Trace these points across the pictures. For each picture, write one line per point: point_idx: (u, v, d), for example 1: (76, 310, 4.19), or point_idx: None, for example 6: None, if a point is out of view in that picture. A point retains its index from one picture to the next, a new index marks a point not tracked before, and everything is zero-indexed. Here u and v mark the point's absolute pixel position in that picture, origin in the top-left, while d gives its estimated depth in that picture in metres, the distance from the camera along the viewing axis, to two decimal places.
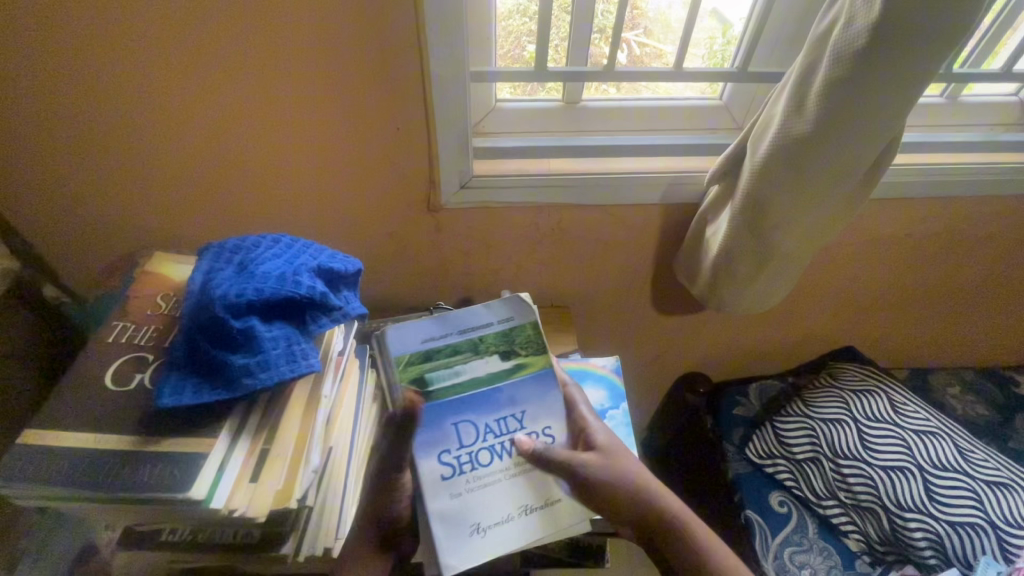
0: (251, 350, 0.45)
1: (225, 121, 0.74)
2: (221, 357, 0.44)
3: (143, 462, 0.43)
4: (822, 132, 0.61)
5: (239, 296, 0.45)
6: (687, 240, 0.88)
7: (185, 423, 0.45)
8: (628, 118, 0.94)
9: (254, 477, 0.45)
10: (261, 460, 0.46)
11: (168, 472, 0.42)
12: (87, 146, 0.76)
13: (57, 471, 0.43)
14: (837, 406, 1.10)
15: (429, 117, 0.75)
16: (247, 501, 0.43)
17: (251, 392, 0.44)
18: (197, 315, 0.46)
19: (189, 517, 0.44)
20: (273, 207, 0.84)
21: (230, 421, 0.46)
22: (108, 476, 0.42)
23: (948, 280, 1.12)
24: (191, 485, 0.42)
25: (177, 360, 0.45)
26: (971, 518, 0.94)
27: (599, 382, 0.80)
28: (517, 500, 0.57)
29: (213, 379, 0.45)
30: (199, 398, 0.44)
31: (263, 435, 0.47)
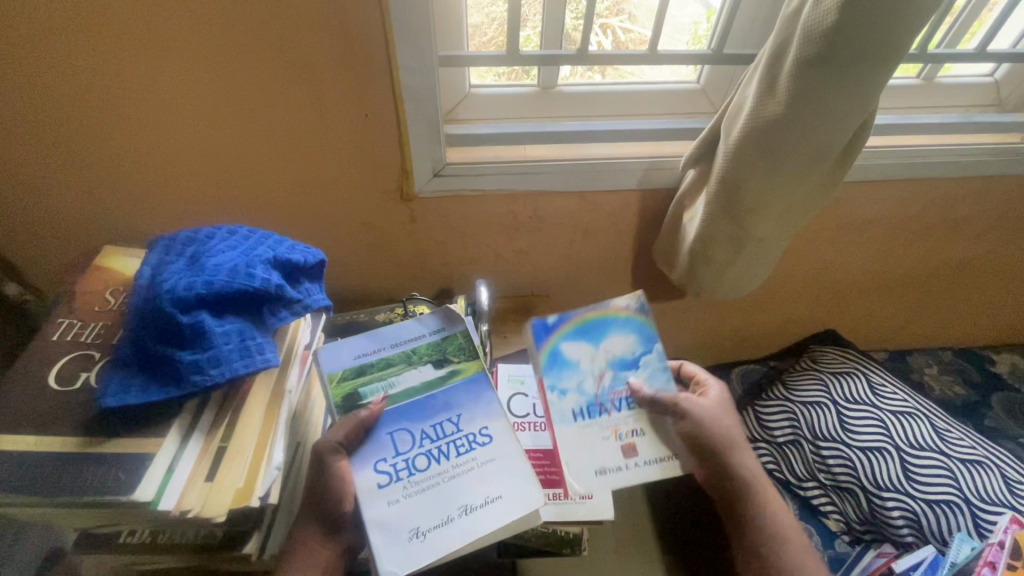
0: (201, 346, 0.43)
1: (184, 110, 0.72)
2: (169, 354, 0.42)
3: (88, 465, 0.42)
4: (793, 114, 0.60)
5: (187, 290, 0.43)
6: (666, 226, 0.88)
7: (134, 422, 0.44)
8: (607, 103, 0.93)
9: (210, 476, 0.44)
10: (217, 459, 0.45)
11: (114, 475, 0.41)
12: (38, 138, 0.73)
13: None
14: (817, 388, 1.11)
15: (397, 103, 0.73)
16: (202, 502, 0.42)
17: (202, 389, 0.43)
18: (145, 310, 0.44)
19: (143, 519, 0.43)
20: (240, 198, 0.81)
21: (181, 418, 0.45)
22: (53, 480, 0.41)
23: (926, 262, 1.13)
24: (137, 487, 0.41)
25: (123, 358, 0.43)
26: (947, 495, 0.95)
27: (626, 326, 0.69)
28: (459, 499, 0.52)
29: (161, 377, 0.43)
30: (146, 397, 0.42)
31: (219, 433, 0.46)
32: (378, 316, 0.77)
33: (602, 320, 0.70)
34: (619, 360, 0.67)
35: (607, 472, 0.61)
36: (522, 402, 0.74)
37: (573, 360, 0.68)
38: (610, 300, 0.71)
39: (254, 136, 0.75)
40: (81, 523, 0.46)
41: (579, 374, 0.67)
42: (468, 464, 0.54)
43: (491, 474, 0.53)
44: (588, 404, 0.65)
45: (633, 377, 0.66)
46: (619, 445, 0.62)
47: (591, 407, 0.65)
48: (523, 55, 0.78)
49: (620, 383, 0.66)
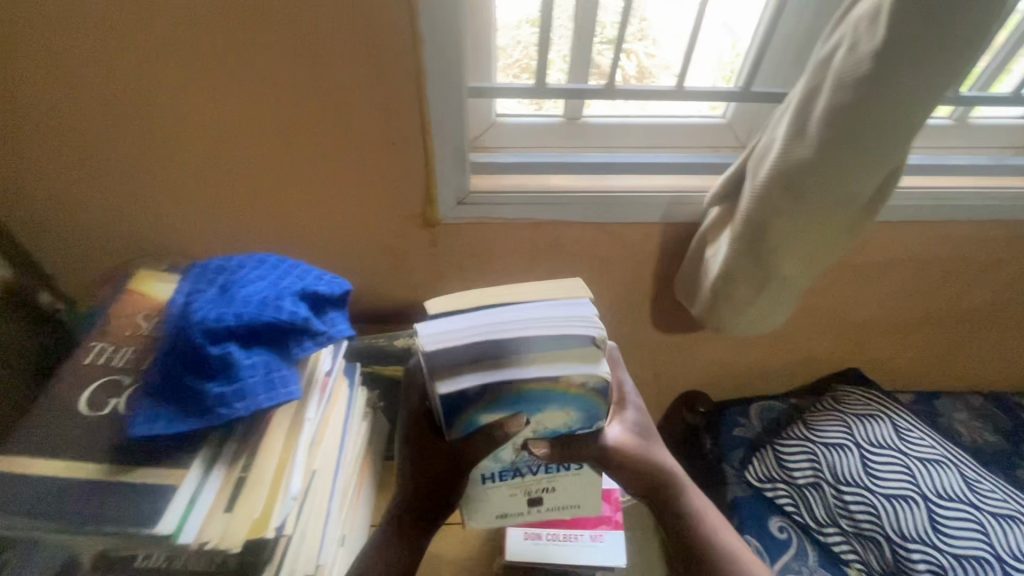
0: (228, 378, 0.43)
1: (223, 134, 0.74)
2: (195, 386, 0.42)
3: (114, 492, 0.42)
4: (822, 158, 0.60)
5: (217, 321, 0.44)
6: (688, 260, 0.87)
7: (162, 450, 0.44)
8: (631, 134, 0.93)
9: (230, 507, 0.44)
10: (238, 487, 0.45)
11: (138, 503, 0.42)
12: (83, 157, 0.76)
13: (25, 502, 0.42)
14: (839, 430, 1.08)
15: (426, 133, 0.74)
16: (220, 533, 0.42)
17: (227, 421, 0.43)
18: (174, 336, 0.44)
19: (164, 547, 0.44)
20: (270, 221, 0.83)
21: (202, 453, 0.45)
22: (82, 505, 0.42)
23: (955, 304, 1.11)
24: (160, 517, 0.41)
25: (150, 386, 0.43)
26: (977, 551, 0.91)
27: (572, 402, 0.54)
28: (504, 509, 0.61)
29: (188, 408, 0.43)
30: (173, 427, 0.42)
31: (241, 462, 0.46)
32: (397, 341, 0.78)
33: (548, 391, 0.52)
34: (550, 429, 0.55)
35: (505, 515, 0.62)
36: None
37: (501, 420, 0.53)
38: (567, 374, 0.52)
39: (287, 161, 0.77)
40: (103, 545, 0.45)
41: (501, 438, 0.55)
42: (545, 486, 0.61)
43: (559, 492, 0.62)
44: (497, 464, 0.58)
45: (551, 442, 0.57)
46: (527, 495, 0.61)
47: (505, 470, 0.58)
48: (550, 87, 0.79)
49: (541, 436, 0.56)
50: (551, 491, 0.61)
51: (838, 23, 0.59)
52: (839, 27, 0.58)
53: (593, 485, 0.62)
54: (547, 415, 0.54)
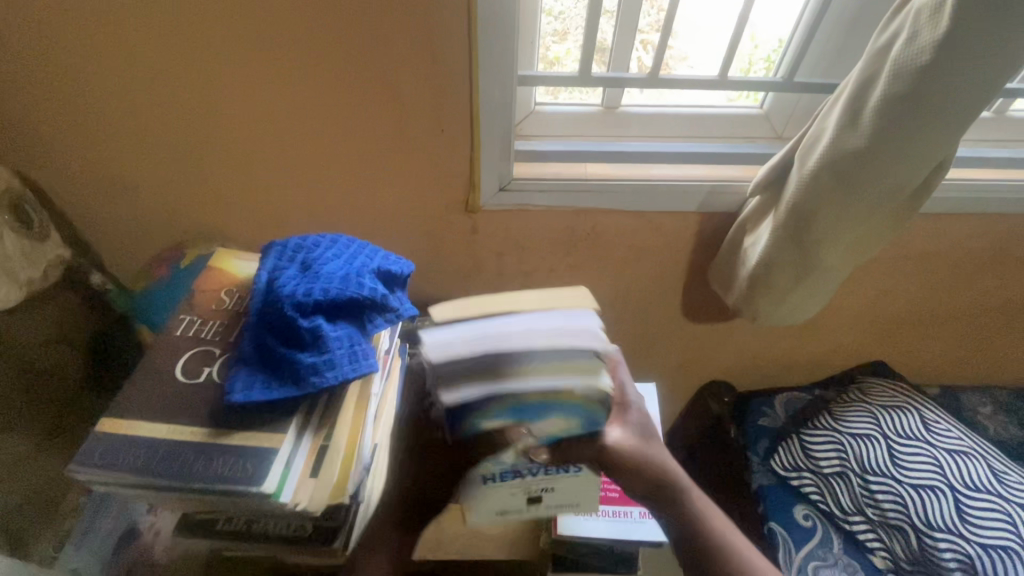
0: (319, 349, 0.45)
1: (274, 118, 0.76)
2: (289, 355, 0.44)
3: (215, 454, 0.44)
4: (873, 149, 0.60)
5: (307, 295, 0.45)
6: (724, 249, 0.88)
7: (252, 419, 0.46)
8: (668, 124, 0.94)
9: (315, 473, 0.46)
10: (322, 454, 0.47)
11: (240, 465, 0.43)
12: (137, 140, 0.77)
13: (128, 459, 0.44)
14: (866, 421, 1.09)
15: (473, 119, 0.75)
16: (309, 496, 0.44)
17: (318, 390, 0.44)
18: (266, 310, 0.46)
19: (253, 508, 0.45)
20: (315, 204, 0.85)
21: (297, 416, 0.47)
22: (184, 466, 0.43)
23: (987, 297, 1.10)
24: (264, 477, 0.43)
25: (246, 357, 0.45)
26: (1004, 540, 0.92)
27: (574, 411, 0.52)
28: (501, 508, 0.60)
29: (281, 377, 0.45)
30: (270, 395, 0.44)
31: (326, 430, 0.48)
32: None
33: (547, 402, 0.50)
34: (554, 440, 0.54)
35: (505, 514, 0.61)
36: None
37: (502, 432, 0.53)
38: (564, 383, 0.51)
39: (335, 146, 0.79)
40: (187, 506, 0.48)
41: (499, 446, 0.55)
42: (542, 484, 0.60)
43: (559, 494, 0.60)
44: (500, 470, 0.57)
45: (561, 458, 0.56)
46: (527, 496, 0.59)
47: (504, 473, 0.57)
48: (594, 76, 0.80)
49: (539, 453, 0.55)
50: (550, 491, 0.60)
51: (896, 12, 0.59)
52: (898, 16, 0.58)
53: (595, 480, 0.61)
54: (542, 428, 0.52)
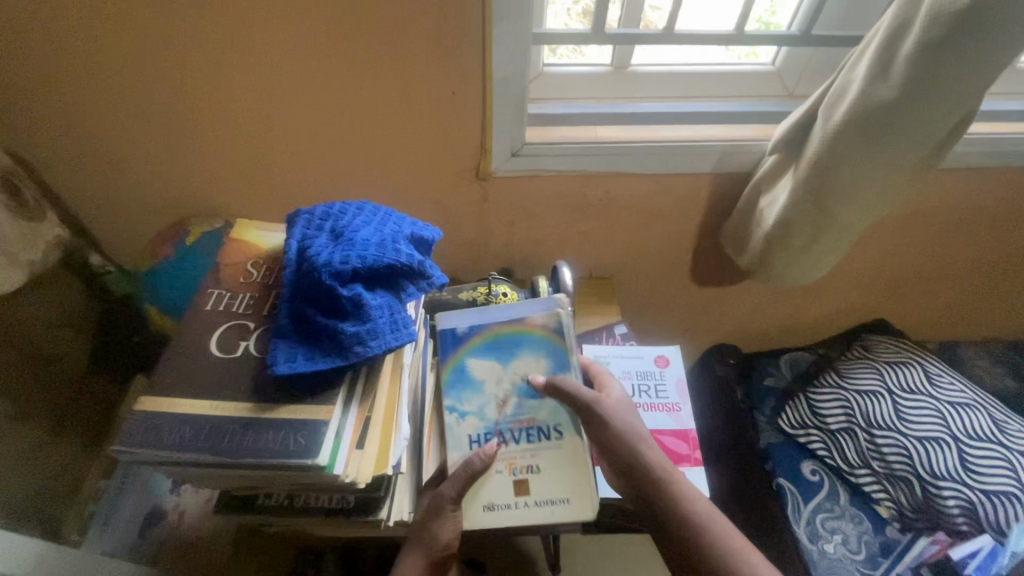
0: (360, 318, 0.44)
1: (276, 84, 0.72)
2: (331, 325, 0.43)
3: (260, 429, 0.43)
4: (904, 98, 0.60)
5: (344, 262, 0.44)
6: (738, 210, 0.87)
7: (293, 391, 0.45)
8: (679, 85, 0.91)
9: (360, 443, 0.46)
10: (368, 426, 0.46)
11: (290, 439, 0.42)
12: (129, 111, 0.73)
13: (168, 437, 0.42)
14: (871, 377, 1.11)
15: (485, 81, 0.72)
16: (357, 468, 0.44)
17: (362, 360, 0.43)
18: (301, 279, 0.45)
19: (301, 481, 0.44)
20: (320, 175, 0.82)
21: (343, 388, 0.45)
22: (230, 441, 0.42)
23: (991, 253, 1.11)
24: (318, 450, 0.41)
25: (284, 329, 0.44)
26: (1006, 486, 0.95)
27: (537, 348, 0.61)
28: (489, 496, 0.57)
29: (323, 347, 0.44)
30: (314, 365, 0.42)
31: (370, 401, 0.47)
32: (461, 294, 0.74)
33: (519, 337, 0.61)
34: (527, 386, 0.60)
35: (495, 508, 0.57)
36: None
37: (479, 378, 0.61)
38: (528, 315, 0.61)
39: (340, 113, 0.75)
40: (230, 483, 0.47)
41: (482, 397, 0.60)
42: (529, 463, 0.58)
43: (547, 478, 0.58)
44: (486, 430, 0.59)
45: (538, 412, 0.60)
46: (512, 478, 0.57)
47: (490, 440, 0.59)
48: (606, 34, 0.77)
49: (524, 411, 0.60)
50: (536, 472, 0.58)
51: None
52: None
53: (583, 469, 0.58)
54: (520, 373, 0.60)
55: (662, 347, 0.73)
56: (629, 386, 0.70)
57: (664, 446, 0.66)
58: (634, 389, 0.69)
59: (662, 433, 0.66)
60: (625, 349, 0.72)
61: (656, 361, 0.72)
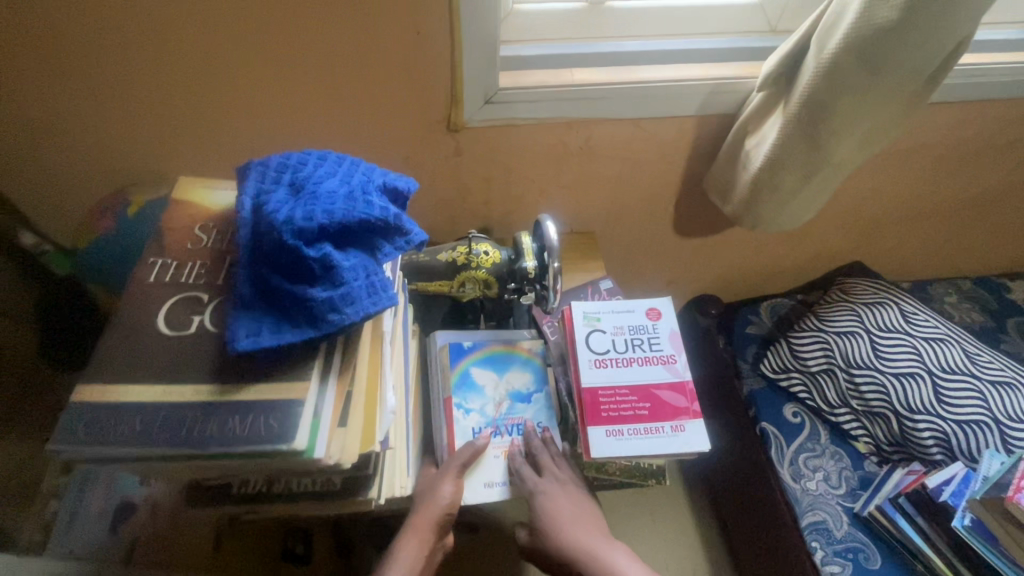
0: (332, 282, 0.39)
1: (212, 28, 0.63)
2: (299, 292, 0.38)
3: (228, 414, 0.38)
4: (908, 19, 0.56)
5: (308, 220, 0.38)
6: (723, 154, 0.83)
7: (263, 367, 0.40)
8: (658, 21, 0.84)
9: (343, 421, 0.41)
10: (349, 402, 0.42)
11: (263, 423, 0.38)
12: (40, 65, 0.63)
13: (121, 430, 0.37)
14: (850, 318, 1.12)
15: (453, 19, 0.65)
16: (341, 449, 0.40)
17: (338, 330, 0.39)
18: (259, 241, 0.40)
19: (279, 466, 0.40)
20: (275, 133, 0.74)
21: (318, 360, 0.41)
22: (193, 431, 0.37)
23: (966, 190, 1.11)
24: (294, 432, 0.37)
25: (245, 299, 0.39)
26: (977, 415, 0.99)
27: (526, 365, 0.71)
28: (491, 473, 0.64)
29: (292, 318, 0.39)
30: (282, 339, 0.38)
31: (349, 373, 0.43)
32: (440, 256, 0.68)
33: (510, 351, 0.71)
34: (517, 392, 0.69)
35: (494, 485, 0.64)
36: (600, 338, 0.67)
37: (480, 384, 0.68)
38: (517, 339, 0.73)
39: (289, 60, 0.67)
40: (201, 474, 0.43)
41: (482, 398, 0.68)
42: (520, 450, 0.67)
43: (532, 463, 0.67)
44: (486, 425, 0.67)
45: (525, 412, 0.69)
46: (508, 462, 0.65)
47: (488, 432, 0.66)
48: None
49: (516, 413, 0.69)
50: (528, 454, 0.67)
51: None
52: None
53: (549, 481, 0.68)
54: (513, 382, 0.70)
55: (654, 300, 0.71)
56: (622, 342, 0.67)
57: (661, 400, 0.64)
58: (627, 344, 0.67)
59: (658, 387, 0.64)
60: (616, 304, 0.70)
61: (648, 314, 0.69)
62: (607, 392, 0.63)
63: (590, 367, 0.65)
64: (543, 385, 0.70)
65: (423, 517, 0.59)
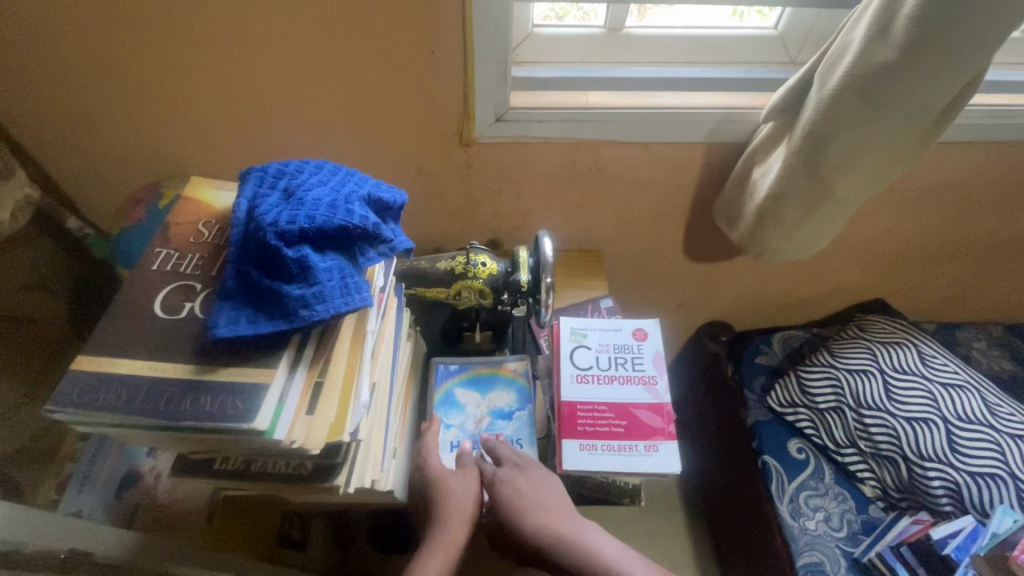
0: (306, 281, 0.42)
1: (244, 42, 0.68)
2: (276, 288, 0.42)
3: (201, 393, 0.42)
4: (906, 59, 0.56)
5: (291, 223, 0.42)
6: (731, 182, 0.84)
7: (241, 354, 0.44)
8: (674, 50, 0.86)
9: (310, 410, 0.45)
10: (316, 391, 0.46)
11: (229, 403, 0.41)
12: (93, 69, 0.70)
13: (105, 397, 0.41)
14: (864, 357, 1.09)
15: (466, 41, 0.68)
16: (305, 435, 0.44)
17: (308, 325, 0.42)
18: (248, 240, 0.43)
19: (249, 447, 0.44)
20: (296, 137, 0.79)
21: (288, 350, 0.45)
22: (167, 405, 0.41)
23: (996, 233, 1.07)
24: (255, 414, 0.41)
25: (229, 290, 0.43)
26: (992, 468, 0.94)
27: (509, 385, 0.74)
28: None
29: (267, 310, 0.42)
30: (256, 329, 0.41)
31: (319, 365, 0.46)
32: (439, 264, 0.71)
33: (495, 373, 0.75)
34: (498, 410, 0.72)
35: None
36: (585, 354, 0.69)
37: (462, 402, 0.72)
38: (504, 360, 0.76)
39: (314, 74, 0.72)
40: (181, 446, 0.47)
41: (463, 414, 0.71)
42: None
43: None
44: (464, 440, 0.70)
45: (505, 428, 0.71)
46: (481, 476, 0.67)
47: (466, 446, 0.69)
48: None
49: (496, 430, 0.71)
50: None
51: None
52: None
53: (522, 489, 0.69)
54: (496, 401, 0.72)
55: (641, 321, 0.72)
56: (605, 359, 0.69)
57: (638, 419, 0.64)
58: (610, 362, 0.68)
59: (635, 406, 0.65)
60: (604, 321, 0.71)
61: (634, 334, 0.71)
62: (585, 407, 0.65)
63: (572, 382, 0.67)
64: (526, 407, 0.72)
65: (454, 534, 0.59)
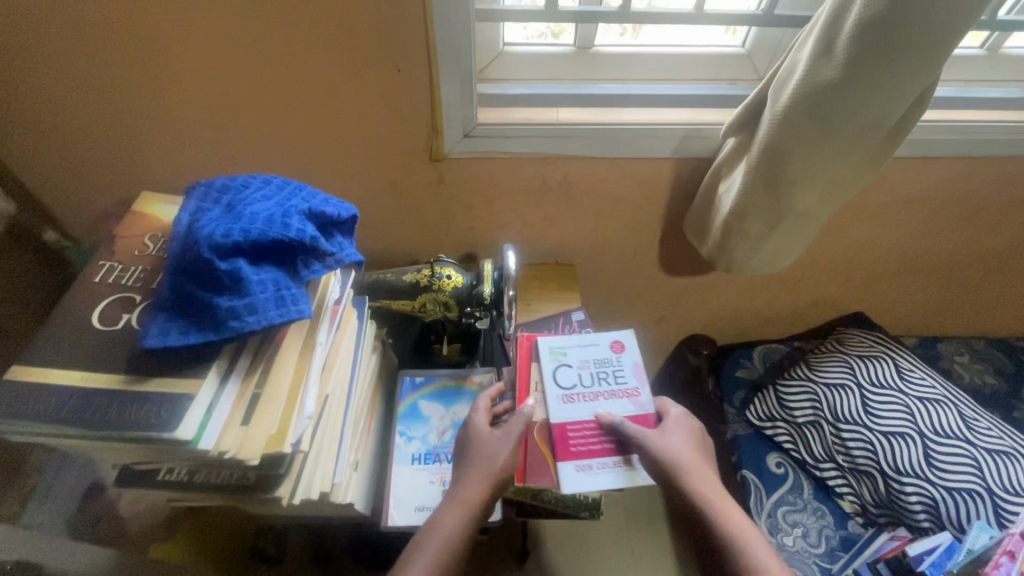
0: (239, 292, 0.43)
1: (212, 61, 0.70)
2: (207, 299, 0.43)
3: (130, 403, 0.43)
4: (850, 77, 0.58)
5: (225, 236, 0.43)
6: (699, 197, 0.85)
7: (175, 363, 0.45)
8: (643, 66, 0.88)
9: (245, 421, 0.46)
10: (252, 403, 0.47)
11: (156, 412, 0.42)
12: (64, 87, 0.72)
13: (35, 406, 0.42)
14: (841, 370, 1.09)
15: (430, 58, 0.70)
16: (238, 443, 0.45)
17: (239, 335, 0.43)
18: (183, 252, 0.45)
19: (183, 455, 0.45)
20: (268, 153, 0.81)
21: (218, 362, 0.46)
22: (96, 414, 0.42)
23: (972, 246, 1.08)
24: (180, 423, 0.42)
25: (164, 301, 0.44)
26: (969, 483, 0.93)
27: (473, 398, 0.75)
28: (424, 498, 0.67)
29: (200, 321, 0.44)
30: (187, 339, 0.43)
31: (254, 377, 0.47)
32: (405, 276, 0.72)
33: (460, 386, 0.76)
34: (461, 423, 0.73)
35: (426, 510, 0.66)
36: (567, 372, 0.70)
37: (426, 415, 0.74)
38: (470, 374, 0.78)
39: (282, 90, 0.73)
40: (122, 457, 0.48)
41: (427, 427, 0.72)
42: None
43: None
44: (425, 452, 0.70)
45: None
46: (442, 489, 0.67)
47: (427, 458, 0.70)
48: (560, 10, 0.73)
49: None
50: None
51: None
52: None
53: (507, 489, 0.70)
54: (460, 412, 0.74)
55: (618, 332, 0.73)
56: (588, 375, 0.70)
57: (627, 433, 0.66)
58: (593, 378, 0.70)
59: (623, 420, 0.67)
60: (580, 337, 0.73)
61: (611, 347, 0.72)
62: (575, 427, 0.66)
63: (558, 402, 0.68)
64: None
65: (472, 490, 0.62)
